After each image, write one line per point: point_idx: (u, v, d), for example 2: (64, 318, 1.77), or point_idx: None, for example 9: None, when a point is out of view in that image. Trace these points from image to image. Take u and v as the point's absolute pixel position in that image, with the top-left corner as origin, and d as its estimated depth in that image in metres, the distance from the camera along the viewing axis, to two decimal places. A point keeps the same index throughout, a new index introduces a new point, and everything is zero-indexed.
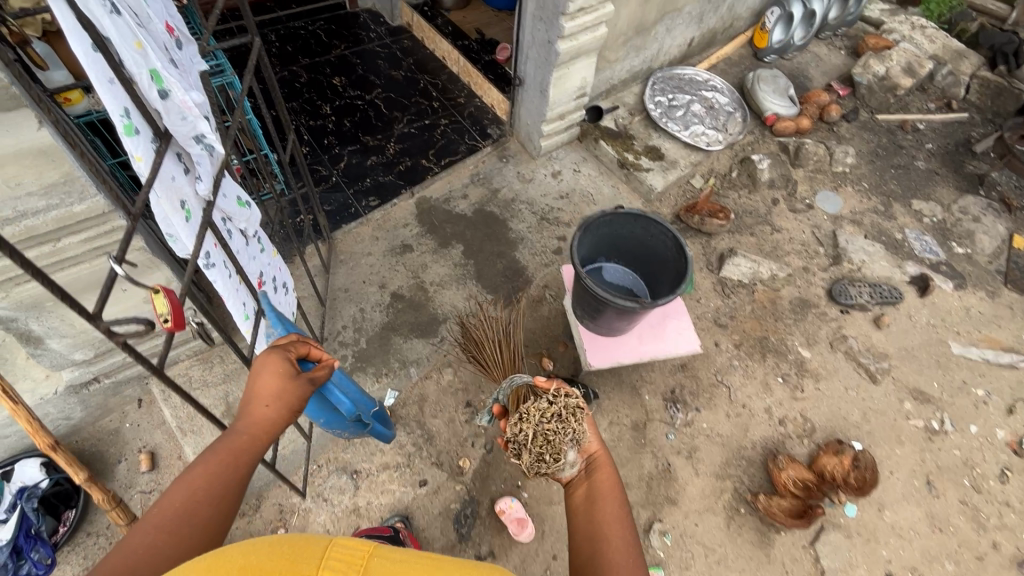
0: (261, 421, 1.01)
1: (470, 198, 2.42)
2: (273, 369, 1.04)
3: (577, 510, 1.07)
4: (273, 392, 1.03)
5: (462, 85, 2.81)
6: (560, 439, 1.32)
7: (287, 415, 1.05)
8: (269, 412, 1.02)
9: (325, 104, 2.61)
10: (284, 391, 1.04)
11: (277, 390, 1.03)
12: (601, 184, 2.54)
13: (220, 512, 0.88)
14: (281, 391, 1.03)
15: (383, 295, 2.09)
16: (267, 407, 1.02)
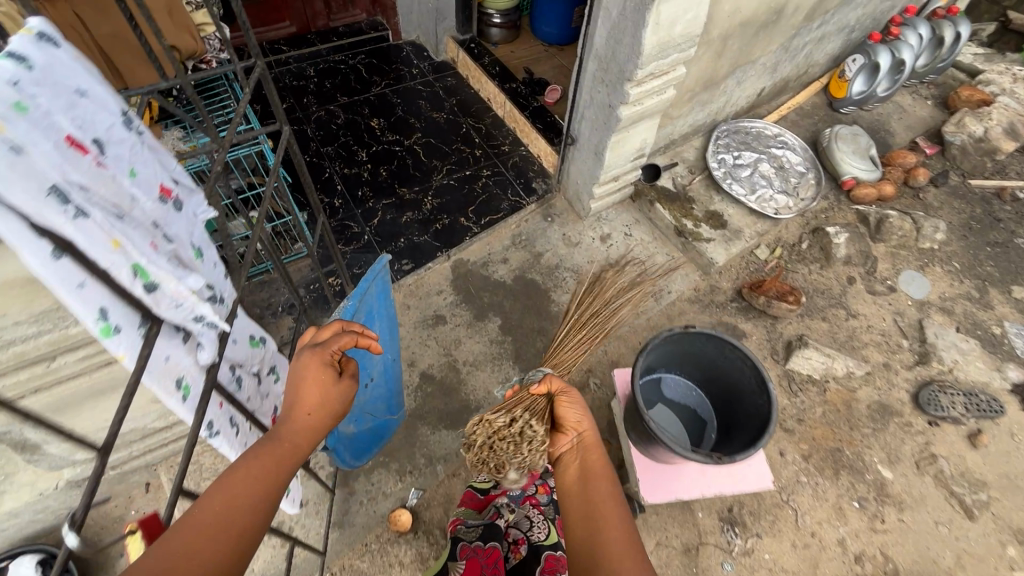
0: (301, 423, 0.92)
1: (510, 263, 2.23)
2: (316, 368, 0.93)
3: (588, 506, 1.00)
4: (316, 398, 0.93)
5: (507, 131, 2.62)
6: (508, 459, 1.30)
7: (329, 417, 0.96)
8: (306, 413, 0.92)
9: (361, 150, 2.46)
10: (325, 392, 0.94)
11: (320, 390, 0.93)
12: (655, 251, 2.31)
13: (260, 519, 0.79)
14: (323, 392, 0.94)
15: (412, 374, 1.92)
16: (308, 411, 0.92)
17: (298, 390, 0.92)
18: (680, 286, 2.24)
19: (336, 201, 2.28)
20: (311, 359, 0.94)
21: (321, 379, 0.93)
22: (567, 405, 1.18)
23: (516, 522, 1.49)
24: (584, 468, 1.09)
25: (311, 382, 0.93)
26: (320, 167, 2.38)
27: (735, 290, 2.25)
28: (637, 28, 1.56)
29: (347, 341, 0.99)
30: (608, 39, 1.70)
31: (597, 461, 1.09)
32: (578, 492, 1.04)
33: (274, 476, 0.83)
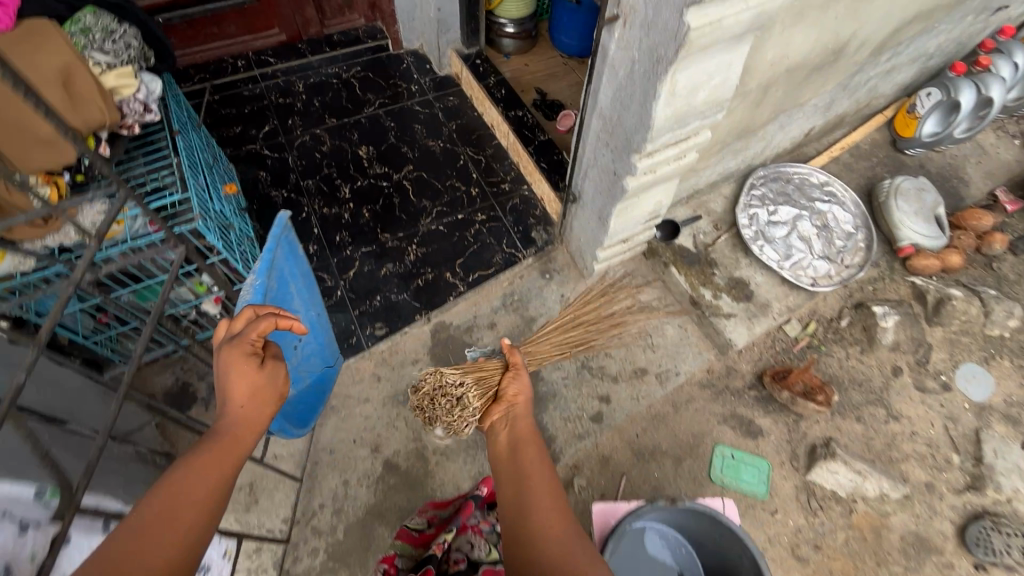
0: (239, 411, 1.03)
1: (498, 328, 1.98)
2: (236, 362, 1.01)
3: (517, 472, 1.09)
4: (245, 387, 1.03)
5: (510, 165, 2.32)
6: (440, 416, 1.33)
7: (264, 399, 1.06)
8: (241, 401, 1.03)
9: (344, 184, 2.22)
10: (253, 381, 1.04)
11: (247, 380, 1.03)
12: (665, 321, 2.02)
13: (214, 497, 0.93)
14: (249, 382, 1.03)
15: (375, 462, 1.73)
16: (242, 401, 1.03)
17: (227, 386, 1.03)
18: (692, 366, 1.96)
19: (311, 246, 2.06)
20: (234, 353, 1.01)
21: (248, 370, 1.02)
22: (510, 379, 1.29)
23: (456, 545, 1.33)
24: (514, 435, 1.19)
25: (235, 376, 1.02)
26: (298, 204, 2.15)
27: (757, 375, 1.95)
28: (645, 96, 1.25)
29: (266, 326, 1.02)
30: (612, 99, 1.38)
31: (529, 427, 1.21)
32: (508, 460, 1.14)
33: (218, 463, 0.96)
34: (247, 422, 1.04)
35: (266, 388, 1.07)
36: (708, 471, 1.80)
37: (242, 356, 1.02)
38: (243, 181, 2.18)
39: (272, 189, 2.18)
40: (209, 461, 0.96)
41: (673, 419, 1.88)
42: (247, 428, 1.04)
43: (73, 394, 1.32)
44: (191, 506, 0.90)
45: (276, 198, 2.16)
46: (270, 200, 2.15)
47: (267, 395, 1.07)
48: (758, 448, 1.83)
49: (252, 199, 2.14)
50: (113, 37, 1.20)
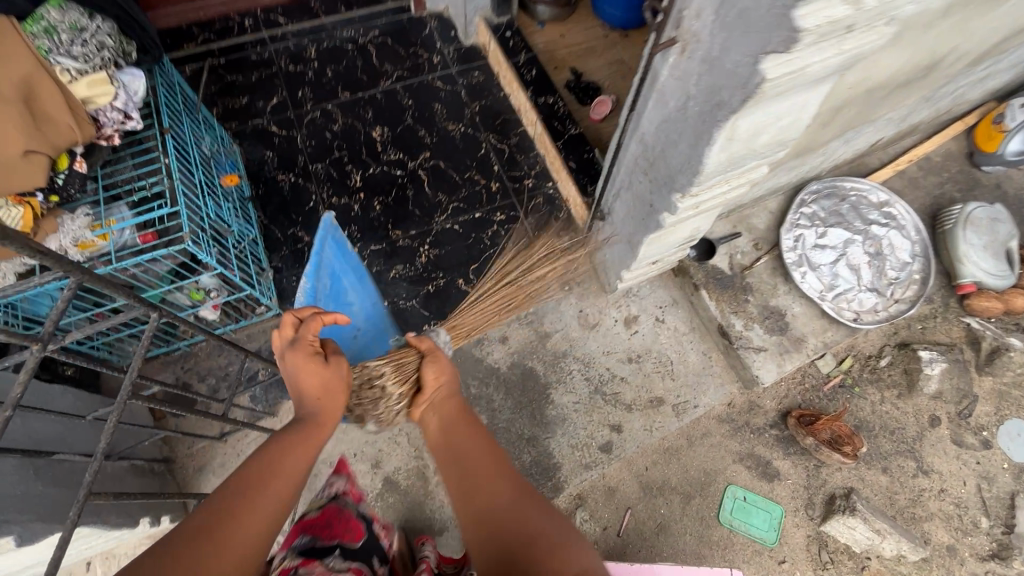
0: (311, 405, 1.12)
1: (509, 343, 1.88)
2: (296, 360, 1.13)
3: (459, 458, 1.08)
4: (315, 382, 1.13)
5: (535, 159, 2.13)
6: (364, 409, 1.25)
7: (331, 393, 1.15)
8: (311, 395, 1.13)
9: (355, 171, 2.06)
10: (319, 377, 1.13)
11: (311, 376, 1.13)
12: (688, 347, 1.90)
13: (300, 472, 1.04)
14: (315, 378, 1.13)
15: (375, 478, 1.69)
16: (311, 396, 1.13)
17: (297, 384, 1.14)
18: (712, 399, 1.84)
19: None
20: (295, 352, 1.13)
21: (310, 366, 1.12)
22: (428, 365, 1.22)
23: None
24: (443, 419, 1.20)
25: (302, 373, 1.13)
26: (306, 192, 2.01)
27: (781, 414, 1.83)
28: (699, 137, 1.05)
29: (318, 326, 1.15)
30: (656, 128, 1.19)
31: (455, 409, 1.20)
32: (445, 448, 1.12)
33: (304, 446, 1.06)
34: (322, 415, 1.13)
35: (332, 385, 1.15)
36: (717, 512, 1.73)
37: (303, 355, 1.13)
38: (249, 161, 2.04)
39: (279, 172, 2.03)
40: (285, 454, 1.02)
41: (686, 454, 1.79)
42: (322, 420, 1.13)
43: (65, 426, 1.27)
44: (266, 494, 0.96)
45: (282, 183, 2.02)
46: (276, 184, 2.01)
47: (334, 388, 1.15)
48: (772, 493, 1.75)
49: (258, 183, 2.01)
50: (82, 36, 1.09)
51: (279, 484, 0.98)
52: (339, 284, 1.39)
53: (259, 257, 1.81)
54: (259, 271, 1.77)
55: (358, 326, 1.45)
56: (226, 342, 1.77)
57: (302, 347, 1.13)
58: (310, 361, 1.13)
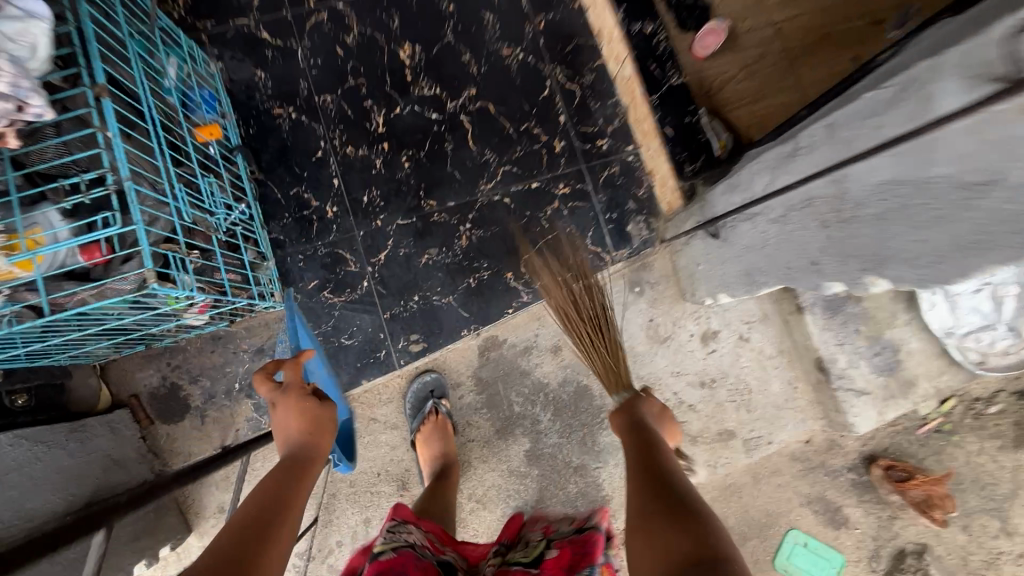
0: (304, 445, 1.00)
1: (562, 355, 1.57)
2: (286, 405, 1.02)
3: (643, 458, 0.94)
4: (304, 421, 1.02)
5: (614, 110, 1.61)
6: None
7: (323, 430, 1.04)
8: (305, 432, 1.01)
9: (376, 111, 1.55)
10: (312, 412, 1.04)
11: (306, 415, 1.03)
12: (772, 374, 1.60)
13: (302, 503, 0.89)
14: (308, 417, 1.03)
15: (401, 501, 1.50)
16: (303, 433, 1.01)
17: (284, 427, 1.02)
18: (789, 436, 1.60)
19: (330, 207, 1.52)
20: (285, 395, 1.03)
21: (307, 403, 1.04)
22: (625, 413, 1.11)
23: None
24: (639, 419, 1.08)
25: (294, 414, 1.02)
26: (312, 136, 1.53)
27: (863, 457, 1.61)
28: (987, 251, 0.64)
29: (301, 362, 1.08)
30: (884, 187, 0.74)
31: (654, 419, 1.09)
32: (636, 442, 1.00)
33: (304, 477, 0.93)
34: (317, 453, 1.01)
35: (323, 424, 1.05)
36: (773, 555, 1.59)
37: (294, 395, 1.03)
38: (232, 84, 1.50)
39: (274, 104, 1.52)
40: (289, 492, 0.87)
41: (749, 493, 1.60)
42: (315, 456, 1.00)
43: (25, 486, 1.07)
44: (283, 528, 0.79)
45: (280, 120, 1.53)
46: (272, 123, 1.52)
47: (326, 427, 1.05)
48: (837, 541, 1.59)
49: (248, 119, 1.51)
50: None
51: (296, 513, 0.84)
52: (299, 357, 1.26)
53: (257, 235, 1.40)
54: (257, 258, 1.37)
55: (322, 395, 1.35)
56: (220, 336, 1.44)
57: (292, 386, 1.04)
58: (304, 402, 1.04)
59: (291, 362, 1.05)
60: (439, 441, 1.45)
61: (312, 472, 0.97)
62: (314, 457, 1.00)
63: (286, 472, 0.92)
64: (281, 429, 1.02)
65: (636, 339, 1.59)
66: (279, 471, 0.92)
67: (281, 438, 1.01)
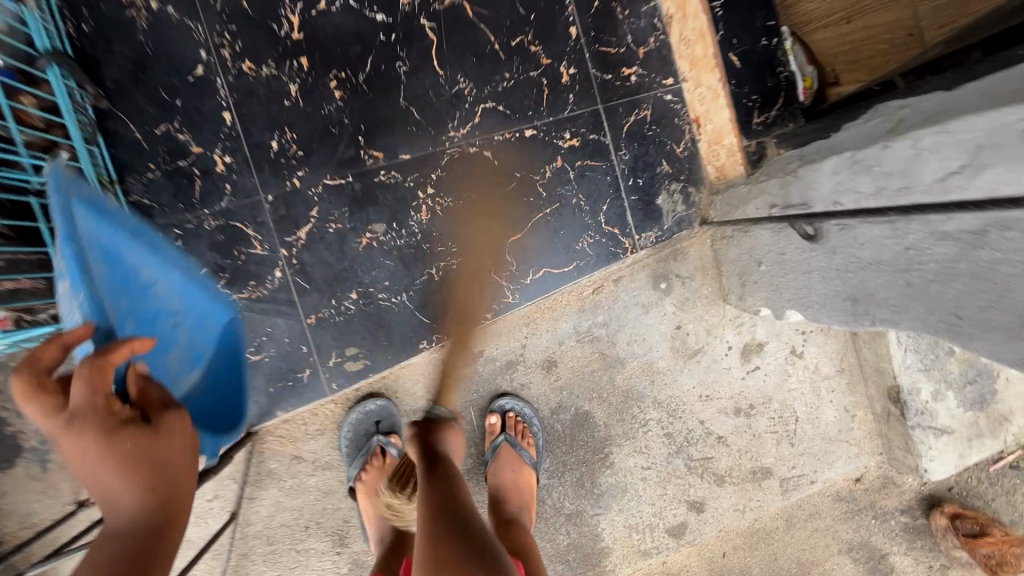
0: (141, 518, 0.53)
1: (557, 372, 1.16)
2: (77, 445, 0.52)
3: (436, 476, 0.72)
4: (116, 471, 0.54)
5: (650, 23, 1.09)
6: None
7: (174, 477, 0.57)
8: (141, 489, 0.54)
9: (288, 5, 1.00)
10: (142, 453, 0.55)
11: (126, 468, 0.54)
12: (826, 399, 1.24)
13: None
14: (138, 463, 0.54)
15: (337, 563, 1.12)
16: (139, 494, 0.54)
17: (97, 485, 0.53)
18: (837, 474, 1.26)
19: (221, 156, 1.00)
20: (74, 431, 0.53)
21: (128, 442, 0.54)
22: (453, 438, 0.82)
23: None
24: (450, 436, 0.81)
25: (102, 463, 0.53)
26: (186, 42, 0.98)
27: (921, 498, 1.30)
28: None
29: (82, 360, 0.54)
30: None
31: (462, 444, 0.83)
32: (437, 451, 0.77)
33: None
34: (172, 520, 0.55)
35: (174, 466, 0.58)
36: None
37: (94, 427, 0.53)
38: None
39: None
40: None
41: (780, 540, 1.28)
42: (175, 514, 0.56)
43: None
44: None
45: (132, 11, 0.96)
46: (120, 17, 0.96)
47: (179, 469, 0.58)
48: None
49: (78, 8, 0.95)
50: None
51: None
52: (120, 268, 0.67)
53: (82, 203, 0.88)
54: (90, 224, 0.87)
55: (178, 309, 0.78)
56: None
57: (84, 412, 0.53)
58: (118, 442, 0.54)
59: (84, 369, 0.53)
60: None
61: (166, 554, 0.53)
62: (169, 532, 0.54)
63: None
64: (90, 485, 0.53)
65: (656, 352, 1.18)
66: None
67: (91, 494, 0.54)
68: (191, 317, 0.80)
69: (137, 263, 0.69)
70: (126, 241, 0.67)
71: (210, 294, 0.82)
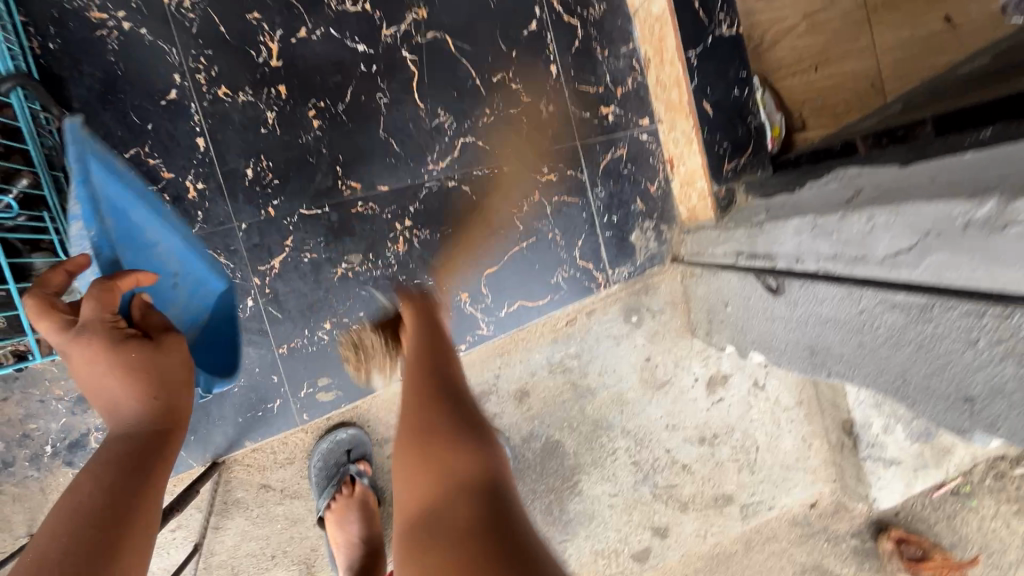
0: (143, 416, 0.62)
1: (528, 401, 1.18)
2: (89, 353, 0.61)
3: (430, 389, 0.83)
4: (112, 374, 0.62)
5: (628, 64, 1.12)
6: None
7: (174, 389, 0.66)
8: (143, 395, 0.63)
9: (268, 30, 0.99)
10: (148, 364, 0.64)
11: (136, 373, 0.62)
12: (785, 428, 1.29)
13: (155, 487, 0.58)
14: (142, 374, 0.63)
15: None
16: (141, 397, 0.62)
17: (106, 392, 0.62)
18: (794, 500, 1.32)
19: (192, 183, 0.98)
20: (87, 342, 0.61)
21: (135, 353, 0.63)
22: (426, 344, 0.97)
23: None
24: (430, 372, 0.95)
25: (112, 371, 0.61)
26: (160, 65, 0.96)
27: (870, 522, 1.36)
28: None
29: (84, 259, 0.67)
30: None
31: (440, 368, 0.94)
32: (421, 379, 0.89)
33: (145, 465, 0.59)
34: (168, 424, 0.64)
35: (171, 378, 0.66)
36: None
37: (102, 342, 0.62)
38: None
39: (92, 2, 0.93)
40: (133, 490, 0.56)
41: (739, 563, 1.32)
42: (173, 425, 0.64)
43: None
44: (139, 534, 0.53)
45: (102, 30, 0.94)
46: (89, 36, 0.93)
47: (176, 381, 0.67)
48: None
49: (44, 24, 0.92)
50: None
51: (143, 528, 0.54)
52: (127, 221, 0.86)
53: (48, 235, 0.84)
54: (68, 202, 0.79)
55: (178, 271, 0.93)
56: (16, 376, 0.94)
57: (94, 327, 0.62)
58: (126, 350, 0.62)
59: (93, 289, 0.62)
60: (358, 523, 1.06)
61: (167, 454, 0.62)
62: (168, 431, 0.63)
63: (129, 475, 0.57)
64: (100, 391, 0.62)
65: (627, 382, 1.21)
66: (113, 467, 0.57)
67: (99, 402, 0.62)
68: (188, 280, 0.94)
69: (142, 222, 0.88)
70: (132, 202, 0.87)
71: (204, 261, 0.97)
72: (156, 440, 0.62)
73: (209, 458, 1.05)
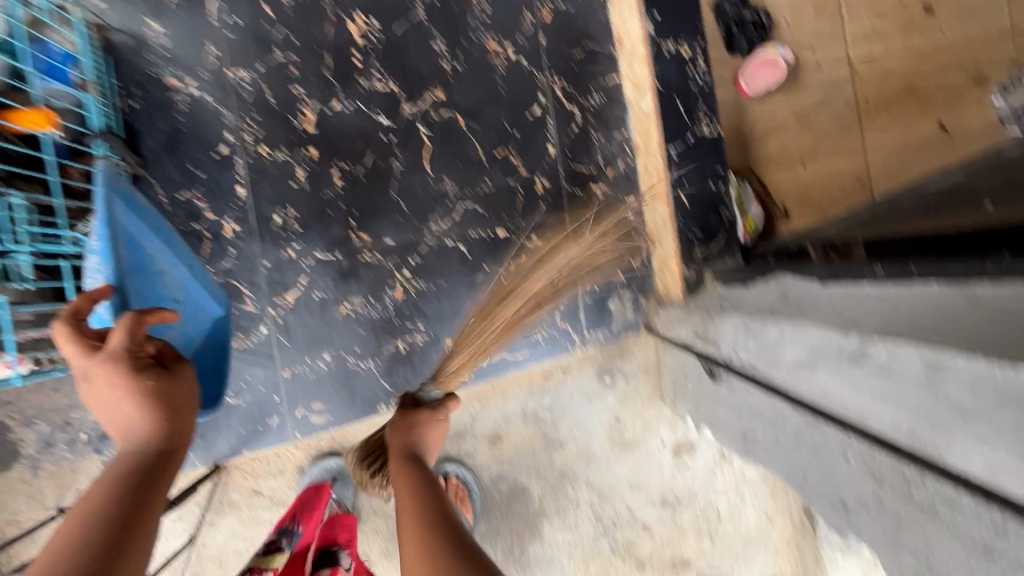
0: (150, 436, 0.74)
1: (501, 444, 1.28)
2: (110, 379, 0.72)
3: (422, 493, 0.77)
4: (117, 398, 0.73)
5: (621, 148, 1.24)
6: None
7: (182, 414, 0.78)
8: (155, 418, 0.74)
9: (307, 101, 1.16)
10: (159, 390, 0.75)
11: (149, 397, 0.74)
12: (749, 501, 1.33)
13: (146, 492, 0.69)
14: (154, 398, 0.75)
15: None
16: (152, 419, 0.74)
17: (126, 414, 0.73)
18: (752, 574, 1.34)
19: (229, 224, 1.16)
20: (110, 367, 0.72)
21: (150, 382, 0.74)
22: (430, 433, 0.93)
23: None
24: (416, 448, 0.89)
25: (130, 397, 0.73)
26: (216, 125, 1.15)
27: None
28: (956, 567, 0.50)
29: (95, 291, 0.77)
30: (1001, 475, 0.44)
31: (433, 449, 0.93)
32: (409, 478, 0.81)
33: (141, 474, 0.70)
34: (174, 442, 0.76)
35: (181, 404, 0.78)
36: None
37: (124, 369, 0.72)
38: (116, 38, 1.11)
39: (170, 71, 1.13)
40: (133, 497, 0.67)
41: None
42: (174, 444, 0.76)
43: None
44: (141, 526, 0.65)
45: (174, 94, 1.13)
46: (164, 98, 1.13)
47: (184, 408, 0.78)
48: None
49: (130, 87, 1.12)
50: None
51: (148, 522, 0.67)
52: (141, 252, 0.91)
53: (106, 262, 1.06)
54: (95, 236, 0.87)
55: (179, 299, 0.98)
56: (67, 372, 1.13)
57: (117, 354, 0.72)
58: (142, 379, 0.73)
59: (125, 323, 0.73)
60: None
61: (172, 465, 0.74)
62: (170, 449, 0.75)
63: (140, 486, 0.69)
64: (114, 411, 0.73)
65: (595, 438, 1.29)
66: (122, 479, 0.69)
67: (118, 425, 0.74)
68: (188, 306, 1.00)
69: (154, 253, 0.93)
70: (146, 231, 0.91)
71: (206, 291, 1.02)
72: (160, 456, 0.73)
73: (212, 462, 1.19)
